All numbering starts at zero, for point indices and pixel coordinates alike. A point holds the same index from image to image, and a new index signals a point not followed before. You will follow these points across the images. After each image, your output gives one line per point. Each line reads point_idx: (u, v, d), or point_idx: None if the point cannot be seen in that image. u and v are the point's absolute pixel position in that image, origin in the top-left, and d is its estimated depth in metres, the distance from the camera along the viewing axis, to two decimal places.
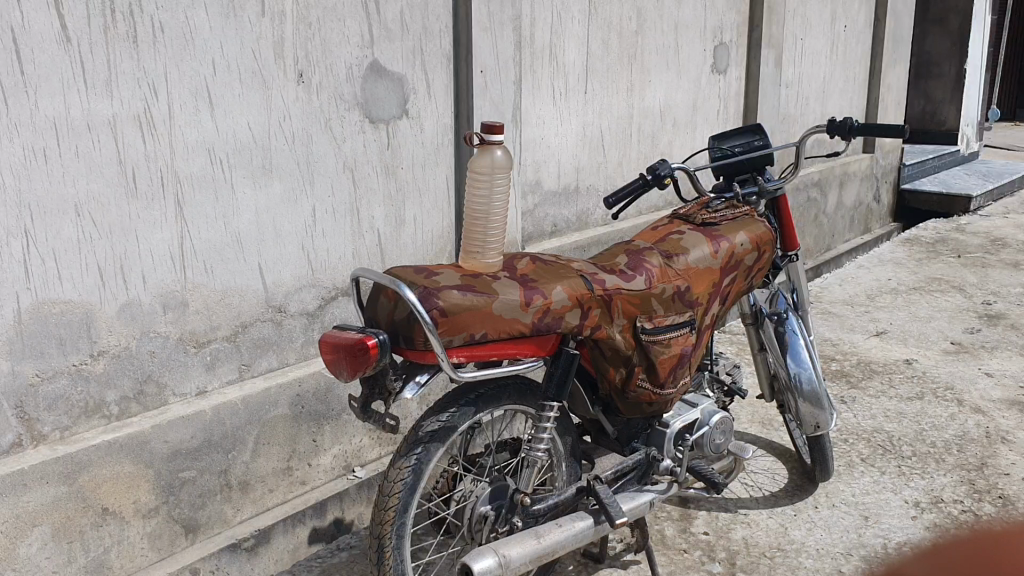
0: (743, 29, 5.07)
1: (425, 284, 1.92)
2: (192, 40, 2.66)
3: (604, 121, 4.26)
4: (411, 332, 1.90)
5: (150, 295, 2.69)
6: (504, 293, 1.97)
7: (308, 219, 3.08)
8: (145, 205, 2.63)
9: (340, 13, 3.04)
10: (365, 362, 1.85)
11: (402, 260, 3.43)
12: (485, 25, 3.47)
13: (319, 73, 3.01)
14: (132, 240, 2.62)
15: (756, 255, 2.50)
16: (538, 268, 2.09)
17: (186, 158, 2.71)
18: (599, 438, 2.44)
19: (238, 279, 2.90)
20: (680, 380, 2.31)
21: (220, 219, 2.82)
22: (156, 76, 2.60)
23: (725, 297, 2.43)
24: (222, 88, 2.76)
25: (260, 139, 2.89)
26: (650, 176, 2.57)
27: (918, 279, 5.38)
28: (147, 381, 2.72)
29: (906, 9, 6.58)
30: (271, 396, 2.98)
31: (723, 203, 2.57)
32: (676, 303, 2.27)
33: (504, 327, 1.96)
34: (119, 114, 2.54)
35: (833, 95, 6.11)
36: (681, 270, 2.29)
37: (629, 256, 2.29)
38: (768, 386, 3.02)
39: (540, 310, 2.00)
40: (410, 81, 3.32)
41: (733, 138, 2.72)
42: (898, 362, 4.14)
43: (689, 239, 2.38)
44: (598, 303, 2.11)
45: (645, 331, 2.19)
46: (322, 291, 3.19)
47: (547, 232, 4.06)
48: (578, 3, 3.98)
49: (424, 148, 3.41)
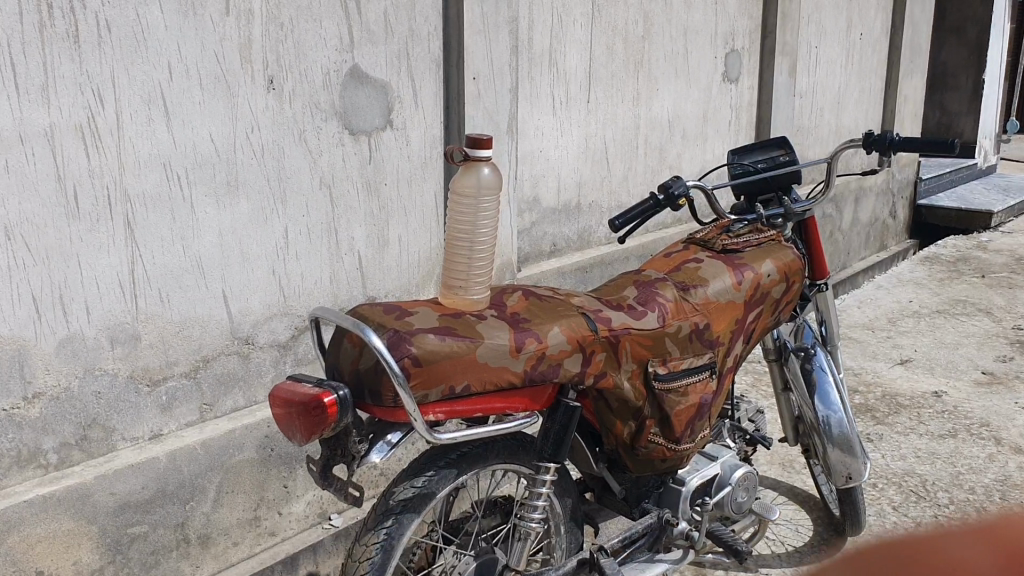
0: (756, 35, 4.77)
1: (394, 327, 1.61)
2: (145, 40, 2.35)
3: (608, 132, 3.96)
4: (377, 385, 1.59)
5: (94, 328, 2.38)
6: (490, 337, 1.65)
7: (280, 241, 2.76)
8: (89, 226, 2.32)
9: (316, 13, 2.73)
10: (322, 424, 1.53)
11: (386, 285, 3.12)
12: (479, 28, 3.17)
13: (291, 79, 2.70)
14: (73, 266, 2.31)
15: (785, 286, 2.18)
16: (530, 305, 1.77)
17: (137, 174, 2.40)
18: (602, 497, 2.12)
19: (199, 308, 2.59)
20: (698, 434, 2.00)
21: (178, 242, 2.51)
22: (101, 81, 2.29)
23: (749, 334, 2.12)
24: (180, 96, 2.45)
25: (223, 153, 2.58)
26: (662, 195, 2.25)
27: (941, 302, 5.05)
28: (91, 425, 2.41)
29: (924, 16, 6.28)
30: (235, 439, 2.65)
31: (745, 226, 2.26)
32: (693, 343, 1.96)
33: (489, 377, 1.64)
34: (57, 123, 2.23)
35: (848, 106, 5.81)
36: (698, 304, 1.99)
37: (638, 288, 1.98)
38: (791, 428, 2.71)
39: (533, 356, 1.68)
40: (395, 89, 3.01)
41: (755, 153, 2.41)
42: (926, 395, 3.81)
43: (708, 268, 2.07)
44: (603, 345, 1.79)
45: (657, 377, 1.88)
46: (296, 320, 2.87)
47: (546, 252, 3.75)
48: (580, 5, 3.68)
49: (410, 162, 3.11)
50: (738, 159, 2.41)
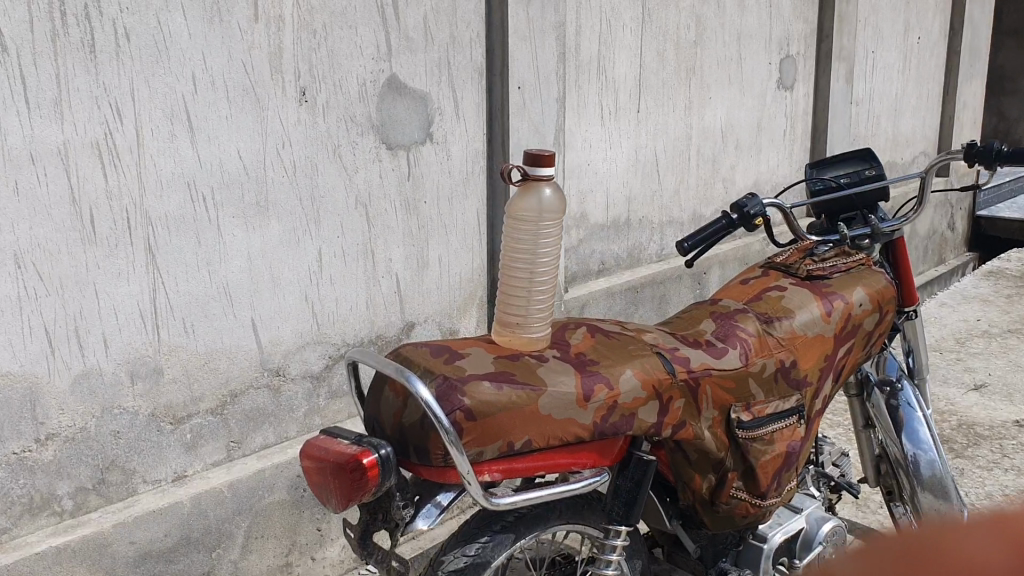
0: (812, 39, 4.51)
1: (444, 372, 1.40)
2: (167, 50, 2.17)
3: (659, 143, 3.72)
4: (424, 442, 1.36)
5: (114, 363, 2.19)
6: (554, 384, 1.42)
7: (313, 264, 2.56)
8: (106, 251, 2.13)
9: (351, 19, 2.53)
10: (361, 489, 1.31)
11: (426, 309, 2.90)
12: (524, 33, 2.97)
13: (325, 90, 2.51)
14: (89, 296, 2.12)
15: (878, 317, 1.93)
16: (598, 344, 1.55)
17: (159, 195, 2.21)
18: (673, 553, 1.91)
19: (226, 339, 2.40)
20: (784, 487, 1.76)
21: (203, 267, 2.32)
22: (120, 94, 2.11)
23: (840, 372, 1.88)
24: (204, 109, 2.26)
25: (252, 171, 2.39)
26: (736, 214, 2.03)
27: (1012, 321, 4.74)
28: (110, 467, 2.22)
29: (984, 17, 5.98)
30: (265, 480, 2.44)
31: (830, 249, 2.01)
32: (778, 384, 1.73)
33: (554, 431, 1.42)
34: (71, 141, 2.04)
35: (906, 113, 5.53)
36: (783, 339, 1.76)
37: (716, 321, 1.75)
38: (873, 468, 2.46)
39: (603, 406, 1.45)
40: (435, 100, 2.81)
41: (838, 167, 2.16)
42: (1007, 425, 3.51)
43: (793, 297, 1.83)
44: (682, 390, 1.57)
45: (741, 425, 1.65)
46: (330, 349, 2.66)
47: (594, 271, 3.52)
48: (629, 9, 3.45)
49: (452, 178, 2.90)
50: (819, 173, 2.17)
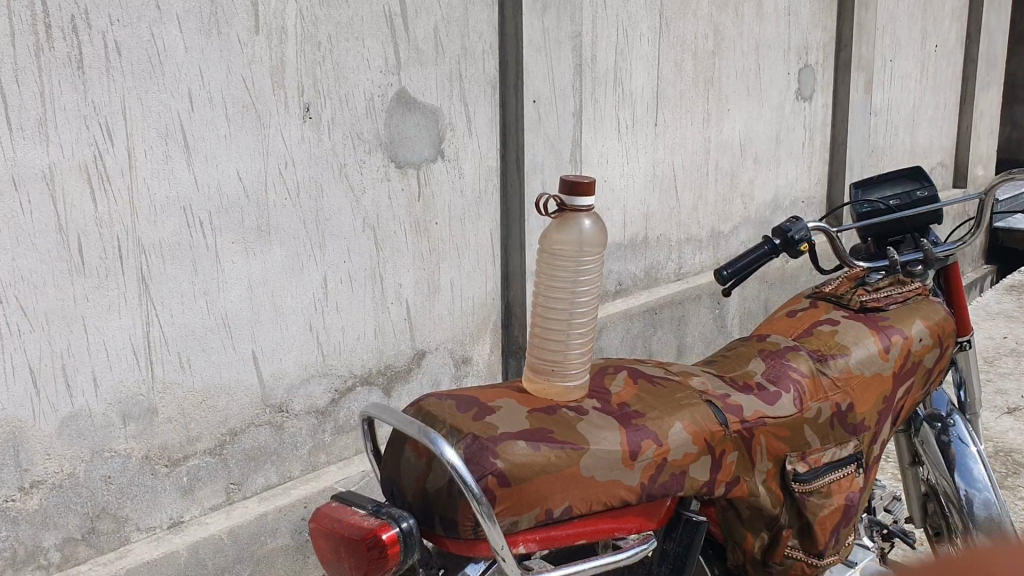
0: (830, 49, 4.37)
1: (473, 430, 1.24)
2: (161, 64, 2.01)
3: (677, 157, 3.56)
4: (451, 512, 1.20)
5: (103, 403, 2.02)
6: (597, 442, 1.27)
7: (318, 291, 2.40)
8: (96, 283, 1.97)
9: (358, 30, 2.38)
10: (379, 569, 1.14)
11: (437, 336, 2.74)
12: (539, 44, 2.82)
13: (330, 106, 2.35)
14: (77, 331, 1.96)
15: (937, 353, 1.77)
16: (642, 392, 1.39)
17: (153, 221, 2.05)
18: None
19: (225, 374, 2.23)
20: (842, 543, 1.58)
21: (201, 297, 2.16)
22: (110, 114, 1.95)
23: (897, 414, 1.72)
24: (202, 128, 2.11)
25: (253, 193, 2.23)
26: (779, 239, 1.87)
27: None
28: (100, 516, 2.05)
29: (1001, 25, 5.84)
30: (267, 524, 2.27)
31: (883, 278, 1.85)
32: (835, 430, 1.57)
33: (596, 496, 1.26)
34: (57, 164, 1.88)
35: (923, 124, 5.38)
36: (839, 380, 1.59)
37: (766, 361, 1.59)
38: (919, 508, 2.28)
39: (651, 464, 1.29)
40: (446, 115, 2.65)
41: (884, 188, 2.01)
42: None
43: (847, 333, 1.67)
44: (735, 443, 1.41)
45: (798, 478, 1.48)
46: (336, 381, 2.49)
47: (610, 292, 3.36)
48: (647, 18, 3.30)
49: (463, 198, 2.74)
50: (864, 194, 2.01)
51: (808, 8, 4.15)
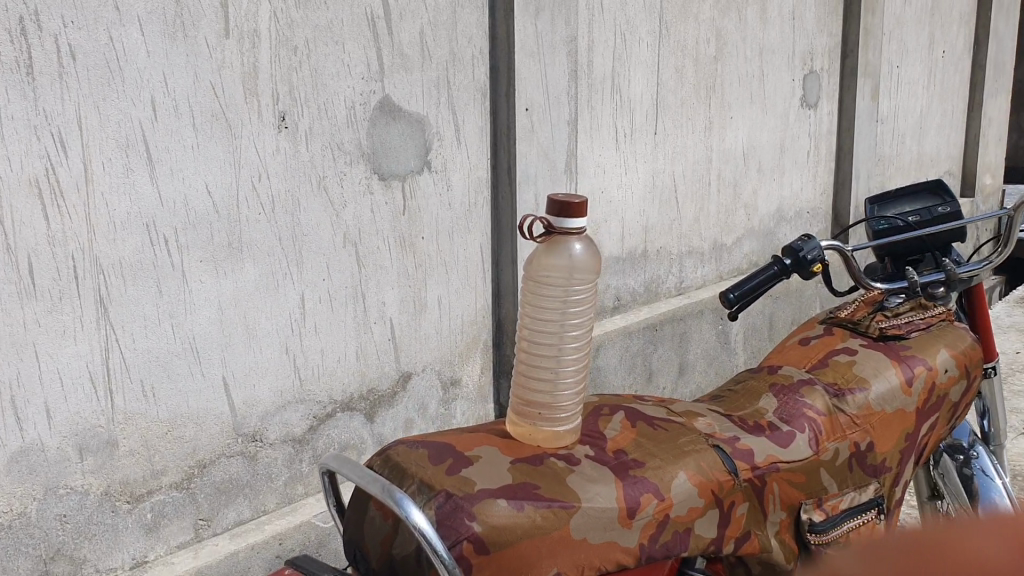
0: (836, 54, 4.22)
1: (448, 485, 1.09)
2: (122, 69, 1.86)
3: (677, 167, 3.41)
4: None
5: (58, 437, 1.87)
6: (588, 498, 1.12)
7: (295, 313, 2.25)
8: (49, 307, 1.82)
9: (337, 33, 2.23)
10: None
11: (424, 357, 2.59)
12: (531, 49, 2.67)
13: (308, 114, 2.20)
14: (28, 359, 1.81)
15: (963, 385, 1.61)
16: (640, 437, 1.24)
17: (114, 240, 1.90)
18: None
19: (193, 402, 2.08)
20: None
21: (166, 321, 2.01)
22: (64, 123, 1.80)
23: (921, 452, 1.56)
24: (167, 139, 1.96)
25: (224, 209, 2.07)
26: (789, 259, 1.72)
27: None
28: (54, 558, 1.90)
29: (1009, 30, 5.69)
30: (238, 562, 2.12)
31: (903, 301, 1.69)
32: (855, 473, 1.41)
33: (588, 559, 1.11)
34: (5, 178, 1.73)
35: (930, 132, 5.23)
36: (858, 417, 1.43)
37: (777, 397, 1.43)
38: None
39: (651, 522, 1.15)
40: (433, 124, 2.50)
41: (902, 203, 1.86)
42: None
43: (865, 363, 1.51)
44: (744, 493, 1.26)
45: (813, 528, 1.33)
46: (315, 408, 2.34)
47: (608, 308, 3.21)
48: (646, 21, 3.15)
49: (452, 211, 2.59)
50: (880, 211, 1.87)
51: (813, 13, 4.00)
